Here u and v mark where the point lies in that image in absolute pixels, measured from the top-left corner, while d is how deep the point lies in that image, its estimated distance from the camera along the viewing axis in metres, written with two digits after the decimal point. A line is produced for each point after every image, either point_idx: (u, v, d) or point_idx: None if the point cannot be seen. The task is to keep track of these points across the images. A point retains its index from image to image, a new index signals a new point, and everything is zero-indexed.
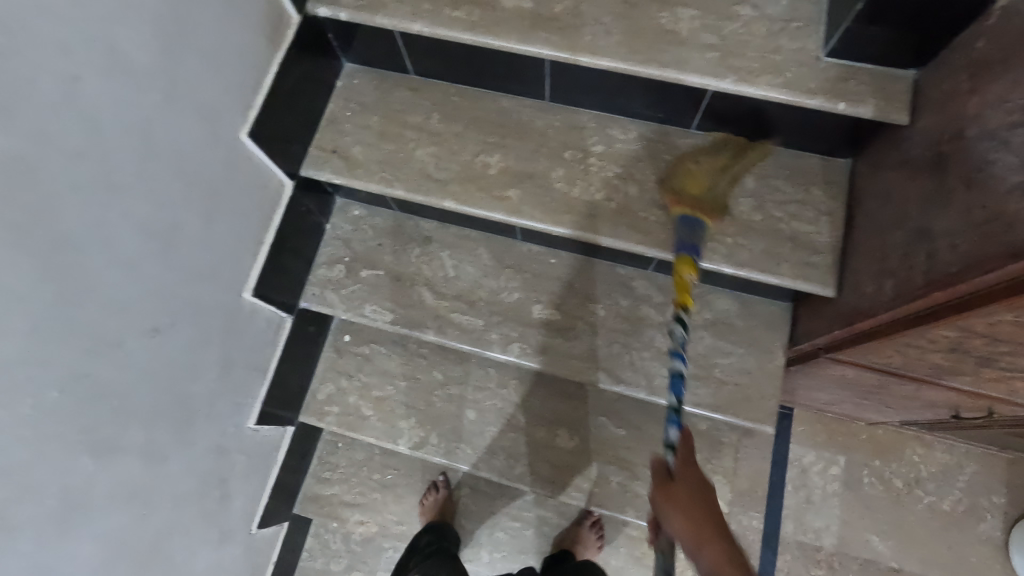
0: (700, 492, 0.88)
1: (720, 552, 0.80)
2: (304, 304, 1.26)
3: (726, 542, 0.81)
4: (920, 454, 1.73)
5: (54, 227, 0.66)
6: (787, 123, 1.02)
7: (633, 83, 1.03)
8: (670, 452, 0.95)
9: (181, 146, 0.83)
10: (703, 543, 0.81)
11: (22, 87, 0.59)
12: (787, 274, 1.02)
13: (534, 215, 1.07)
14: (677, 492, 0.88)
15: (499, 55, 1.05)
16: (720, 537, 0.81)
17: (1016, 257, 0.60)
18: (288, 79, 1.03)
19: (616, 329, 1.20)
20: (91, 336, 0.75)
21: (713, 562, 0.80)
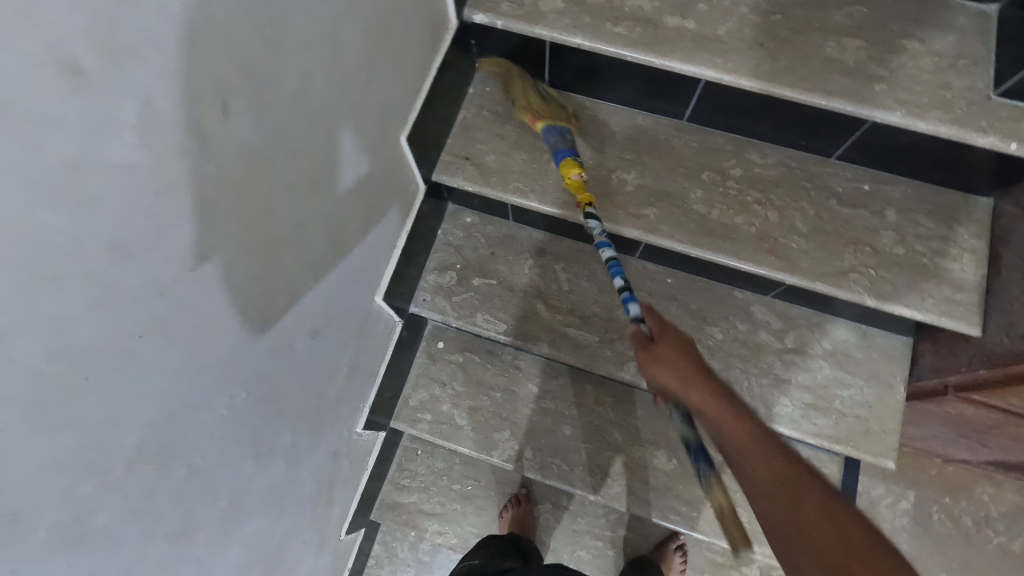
0: (682, 360, 0.78)
1: (719, 405, 0.72)
2: (414, 309, 1.25)
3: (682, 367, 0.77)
4: (989, 493, 1.74)
5: (272, 225, 0.64)
6: (938, 160, 1.01)
7: (785, 109, 1.02)
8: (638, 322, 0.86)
9: (363, 147, 0.81)
10: (683, 383, 0.76)
11: (276, 81, 0.58)
12: (932, 310, 1.00)
13: (672, 234, 1.07)
14: (659, 352, 0.80)
15: (649, 72, 1.04)
16: (729, 403, 0.72)
17: None
18: (440, 84, 1.03)
19: (734, 353, 1.19)
20: (276, 337, 0.73)
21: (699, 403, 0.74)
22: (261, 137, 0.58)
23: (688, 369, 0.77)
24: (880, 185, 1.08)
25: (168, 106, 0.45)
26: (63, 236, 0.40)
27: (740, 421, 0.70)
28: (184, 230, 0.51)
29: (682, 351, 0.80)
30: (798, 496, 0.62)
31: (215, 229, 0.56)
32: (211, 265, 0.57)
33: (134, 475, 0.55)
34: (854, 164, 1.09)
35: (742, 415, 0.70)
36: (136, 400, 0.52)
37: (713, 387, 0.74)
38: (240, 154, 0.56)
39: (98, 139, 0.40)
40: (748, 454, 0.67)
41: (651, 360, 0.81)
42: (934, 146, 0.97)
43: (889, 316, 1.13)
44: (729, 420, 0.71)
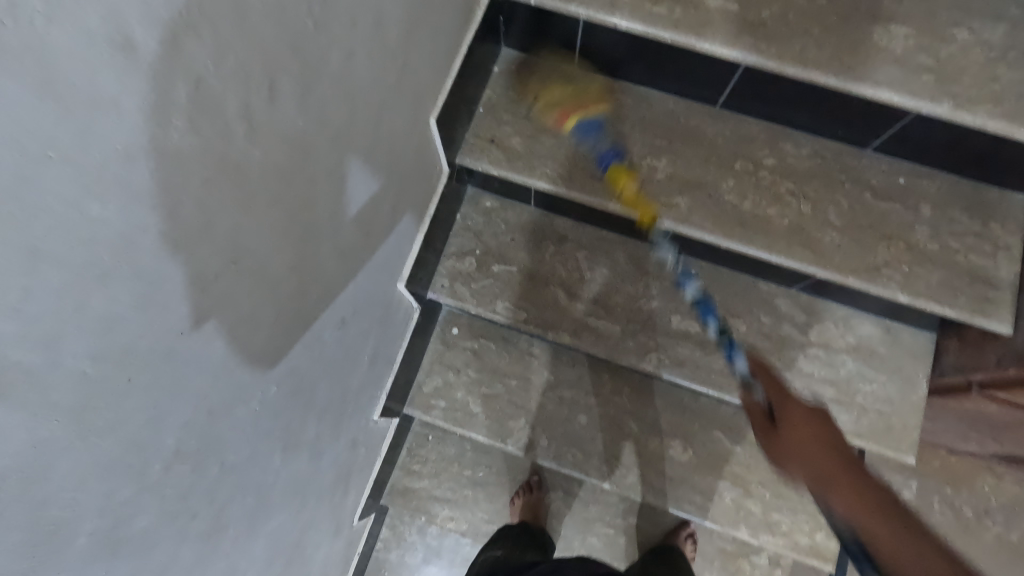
0: (818, 423, 0.77)
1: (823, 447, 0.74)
2: (433, 295, 1.21)
3: (815, 432, 0.75)
4: (991, 484, 1.76)
5: (308, 212, 0.61)
6: (979, 155, 0.98)
7: (826, 99, 0.99)
8: (751, 385, 0.88)
9: (396, 128, 0.78)
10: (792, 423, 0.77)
11: (321, 59, 0.54)
12: (964, 308, 0.99)
13: (703, 225, 1.04)
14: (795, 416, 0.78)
15: (687, 56, 1.00)
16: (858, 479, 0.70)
17: None
18: (470, 63, 0.99)
19: (758, 346, 1.17)
20: (306, 327, 0.70)
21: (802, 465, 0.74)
22: (304, 119, 0.54)
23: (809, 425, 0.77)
24: (916, 178, 1.06)
25: (218, 87, 0.42)
26: (116, 231, 0.37)
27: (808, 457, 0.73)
28: (226, 220, 0.48)
29: (801, 409, 0.79)
30: (903, 528, 0.64)
31: (255, 219, 0.52)
32: (251, 255, 0.54)
33: (173, 476, 0.52)
34: (890, 156, 1.07)
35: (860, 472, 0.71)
36: (176, 399, 0.49)
37: (814, 449, 0.74)
38: (282, 138, 0.52)
39: (151, 124, 0.37)
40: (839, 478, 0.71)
41: (780, 439, 0.78)
42: (977, 141, 0.95)
43: (916, 312, 1.12)
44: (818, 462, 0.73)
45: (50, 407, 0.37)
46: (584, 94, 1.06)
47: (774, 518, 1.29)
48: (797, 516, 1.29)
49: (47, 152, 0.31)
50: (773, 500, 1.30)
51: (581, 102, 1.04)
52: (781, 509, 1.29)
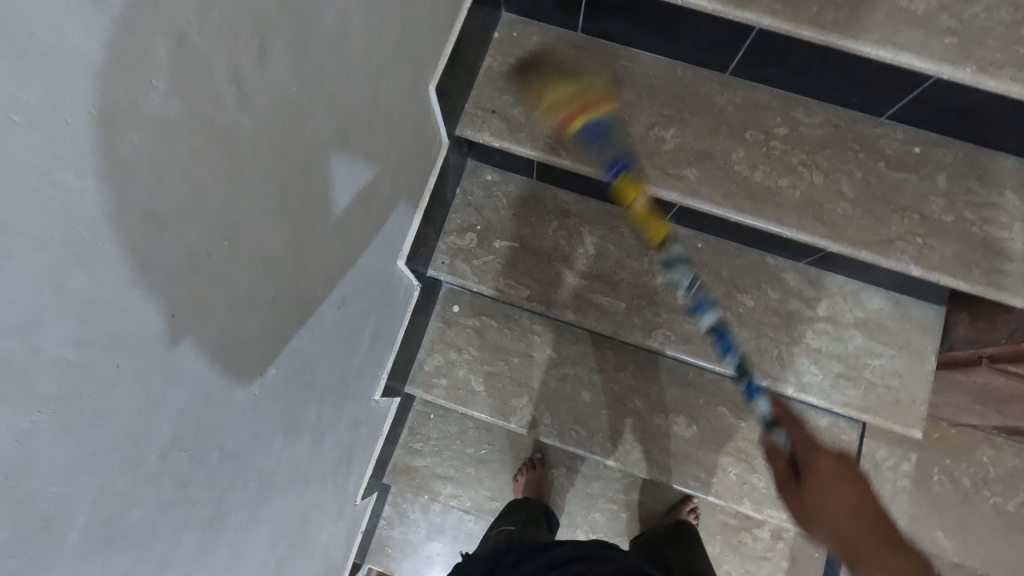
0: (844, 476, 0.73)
1: (842, 481, 0.72)
2: (433, 272, 1.18)
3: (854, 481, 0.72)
4: (989, 456, 1.77)
5: (305, 185, 0.57)
6: (999, 123, 0.95)
7: (842, 63, 0.95)
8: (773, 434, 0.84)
9: (395, 97, 0.74)
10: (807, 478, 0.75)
11: (314, 16, 0.50)
12: (979, 282, 0.97)
13: (712, 198, 1.01)
14: (822, 465, 0.75)
15: (698, 19, 0.95)
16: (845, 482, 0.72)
17: None
18: (470, 28, 0.94)
19: (765, 321, 1.15)
20: (306, 307, 0.67)
21: (840, 497, 0.71)
22: (298, 83, 0.51)
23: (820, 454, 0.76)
24: (932, 148, 1.02)
25: (203, 45, 0.38)
26: (95, 204, 0.34)
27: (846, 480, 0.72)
28: (217, 193, 0.44)
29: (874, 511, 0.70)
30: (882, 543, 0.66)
31: (248, 192, 0.49)
32: (245, 232, 0.50)
33: (170, 464, 0.50)
34: (905, 125, 1.03)
35: (867, 491, 0.71)
36: (170, 385, 0.46)
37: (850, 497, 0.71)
38: (275, 104, 0.48)
39: (127, 84, 0.33)
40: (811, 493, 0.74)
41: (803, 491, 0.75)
42: (998, 108, 0.92)
43: (927, 285, 1.10)
44: (836, 494, 0.71)
45: (32, 398, 0.34)
46: (588, 97, 1.00)
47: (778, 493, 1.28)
48: None
49: (10, 113, 0.28)
50: None
51: (587, 101, 0.99)
52: None
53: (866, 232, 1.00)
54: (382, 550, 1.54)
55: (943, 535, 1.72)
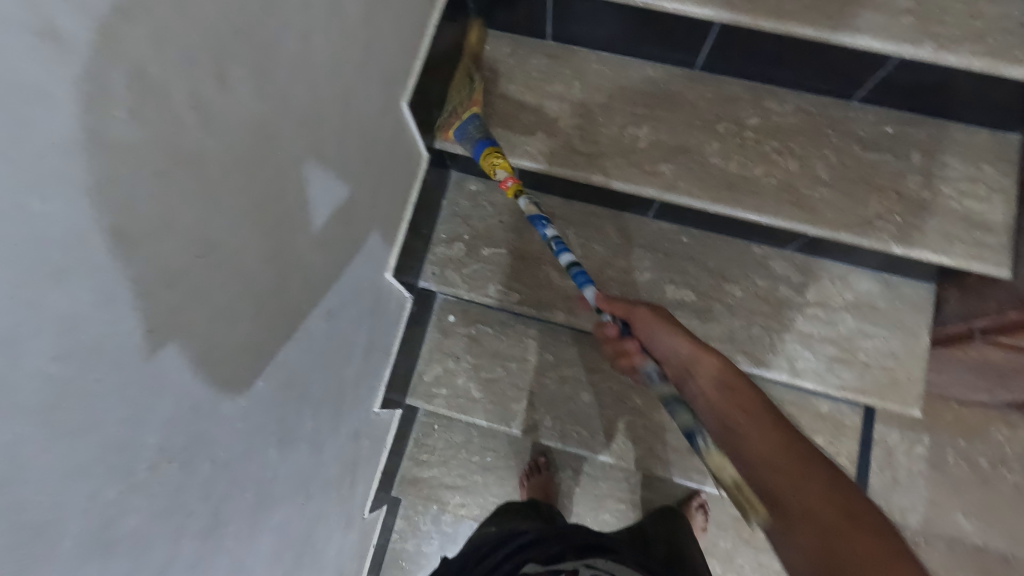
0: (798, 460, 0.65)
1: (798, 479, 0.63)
2: (424, 283, 1.21)
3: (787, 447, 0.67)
4: (1005, 434, 1.75)
5: (279, 202, 0.60)
6: (968, 96, 0.96)
7: (805, 51, 0.97)
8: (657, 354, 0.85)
9: (366, 115, 0.77)
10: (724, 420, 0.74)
11: (272, 41, 0.53)
12: (961, 255, 0.98)
13: (690, 191, 1.03)
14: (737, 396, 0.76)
15: (662, 18, 0.98)
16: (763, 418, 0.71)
17: None
18: (441, 44, 0.98)
19: (755, 310, 1.16)
20: (291, 320, 0.70)
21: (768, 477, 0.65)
22: (262, 105, 0.54)
23: (743, 387, 0.76)
24: (906, 126, 1.03)
25: (160, 75, 0.41)
26: (66, 227, 0.37)
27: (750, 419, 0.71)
28: (188, 213, 0.47)
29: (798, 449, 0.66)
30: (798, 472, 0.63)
31: (220, 209, 0.52)
32: (221, 249, 0.53)
33: (160, 474, 0.52)
34: (877, 106, 1.04)
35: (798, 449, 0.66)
36: (155, 398, 0.49)
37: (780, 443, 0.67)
38: (240, 126, 0.51)
39: (87, 115, 0.36)
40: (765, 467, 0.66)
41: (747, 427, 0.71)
42: (965, 83, 0.94)
43: (913, 263, 1.10)
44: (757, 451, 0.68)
45: (16, 411, 0.36)
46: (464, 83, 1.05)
47: None
48: None
49: None
50: None
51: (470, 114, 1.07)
52: None
53: (846, 212, 1.01)
54: (396, 563, 1.55)
55: (963, 518, 1.70)
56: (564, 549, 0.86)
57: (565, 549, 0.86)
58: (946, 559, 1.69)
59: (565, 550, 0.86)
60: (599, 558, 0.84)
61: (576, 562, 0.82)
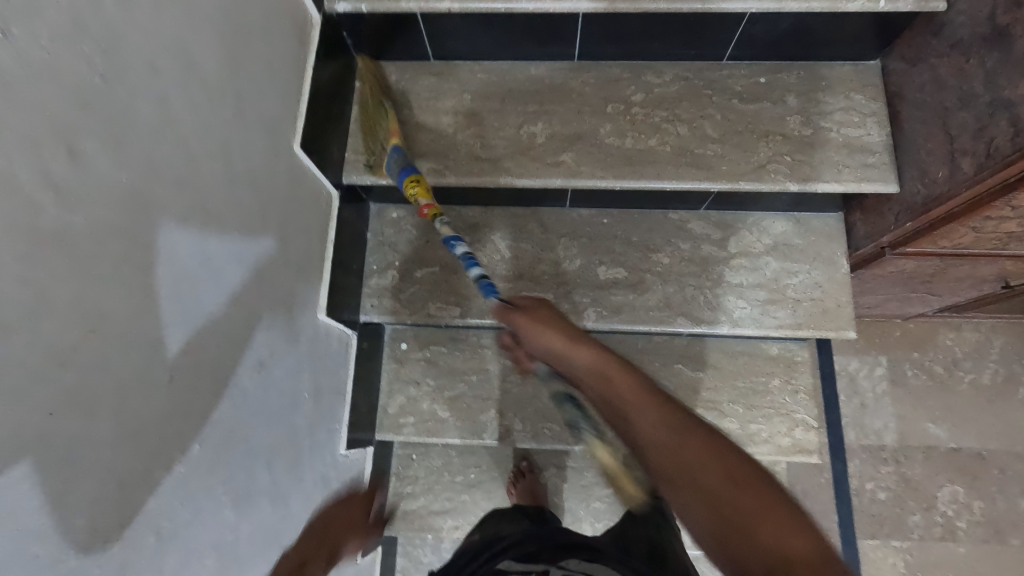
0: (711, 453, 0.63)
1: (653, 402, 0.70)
2: (366, 316, 1.22)
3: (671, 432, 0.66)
4: (953, 337, 1.84)
5: (172, 264, 0.61)
6: (820, 34, 1.04)
7: (666, 22, 1.02)
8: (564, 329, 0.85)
9: (253, 165, 0.78)
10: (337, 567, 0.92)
11: (124, 110, 0.54)
12: (852, 179, 1.05)
13: (592, 173, 1.07)
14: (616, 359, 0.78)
15: (528, 19, 1.02)
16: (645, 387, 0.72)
17: None
18: (324, 83, 0.99)
19: (684, 272, 1.21)
20: (216, 379, 0.70)
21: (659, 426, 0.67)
22: (128, 173, 0.55)
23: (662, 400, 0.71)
24: (775, 74, 1.10)
25: (1, 162, 0.42)
26: None
27: (658, 426, 0.66)
28: (68, 292, 0.48)
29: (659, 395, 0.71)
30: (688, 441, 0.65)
31: (106, 283, 0.52)
32: (116, 321, 0.54)
33: (96, 553, 0.52)
34: (747, 61, 1.11)
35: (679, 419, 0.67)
36: (72, 480, 0.49)
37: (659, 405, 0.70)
38: (109, 198, 0.52)
39: None
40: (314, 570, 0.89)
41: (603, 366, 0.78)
42: (815, 23, 1.01)
43: (815, 197, 1.17)
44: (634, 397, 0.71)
45: None
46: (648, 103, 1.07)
47: (754, 430, 1.32)
48: (774, 422, 1.32)
49: None
50: (748, 413, 1.33)
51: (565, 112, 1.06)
52: (756, 419, 1.32)
53: (740, 163, 1.06)
54: None
55: (931, 424, 1.78)
56: (541, 548, 0.89)
57: (542, 548, 0.88)
58: (927, 468, 1.76)
59: (541, 548, 0.89)
60: (573, 558, 0.86)
61: (548, 567, 0.85)
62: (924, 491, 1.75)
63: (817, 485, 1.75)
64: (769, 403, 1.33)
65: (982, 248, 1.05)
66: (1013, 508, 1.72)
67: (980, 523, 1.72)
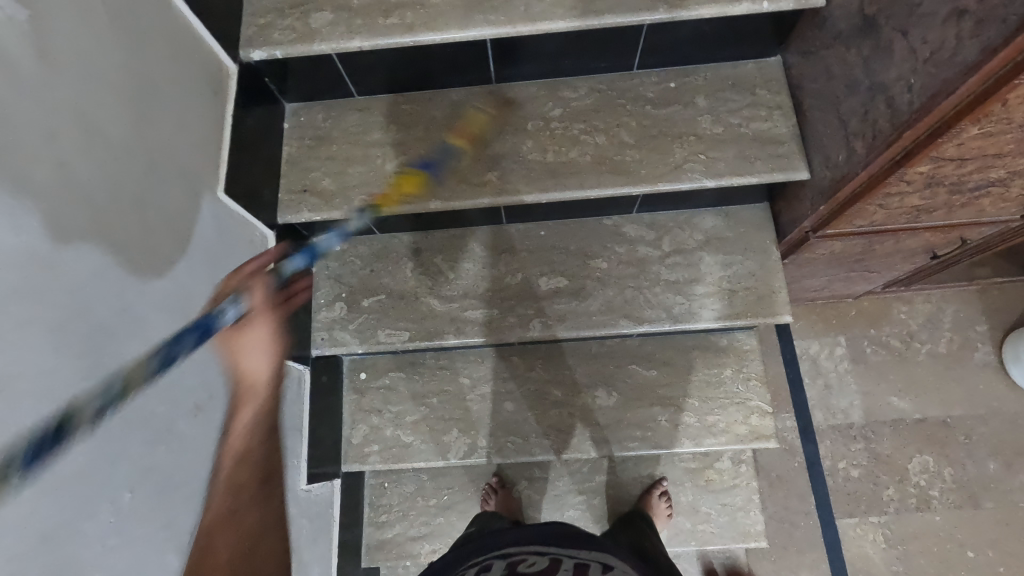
0: None
1: None
2: (317, 350, 1.24)
3: None
4: (906, 310, 1.89)
5: (86, 320, 0.64)
6: (717, 38, 1.09)
7: (570, 40, 1.07)
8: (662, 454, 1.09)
9: (173, 215, 0.81)
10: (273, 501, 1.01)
11: (19, 179, 0.57)
12: (764, 170, 1.09)
13: (518, 189, 1.11)
14: None
15: (437, 50, 1.07)
16: None
17: (954, 90, 0.73)
18: (246, 129, 1.02)
19: (622, 275, 1.24)
20: (146, 426, 0.72)
21: None
22: (26, 239, 0.57)
23: None
24: (683, 79, 1.15)
25: None
26: None
27: None
28: None
29: None
30: None
31: (6, 347, 0.54)
32: (25, 381, 0.56)
33: None
34: (656, 68, 1.16)
35: None
36: None
37: None
38: (8, 263, 0.55)
39: None
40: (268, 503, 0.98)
41: None
42: (710, 28, 1.06)
43: (738, 191, 1.22)
44: None
45: None
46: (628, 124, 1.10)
47: (711, 421, 1.34)
48: (730, 411, 1.35)
49: None
50: (704, 405, 1.36)
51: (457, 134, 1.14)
52: (712, 410, 1.35)
53: (658, 166, 1.11)
54: None
55: (895, 397, 1.82)
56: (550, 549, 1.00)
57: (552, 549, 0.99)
58: (895, 441, 1.79)
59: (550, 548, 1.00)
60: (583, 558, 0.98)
61: (564, 554, 0.99)
62: (895, 464, 1.77)
63: (791, 470, 1.78)
64: (723, 393, 1.36)
65: (896, 223, 1.10)
66: (983, 471, 1.75)
67: (953, 490, 1.74)
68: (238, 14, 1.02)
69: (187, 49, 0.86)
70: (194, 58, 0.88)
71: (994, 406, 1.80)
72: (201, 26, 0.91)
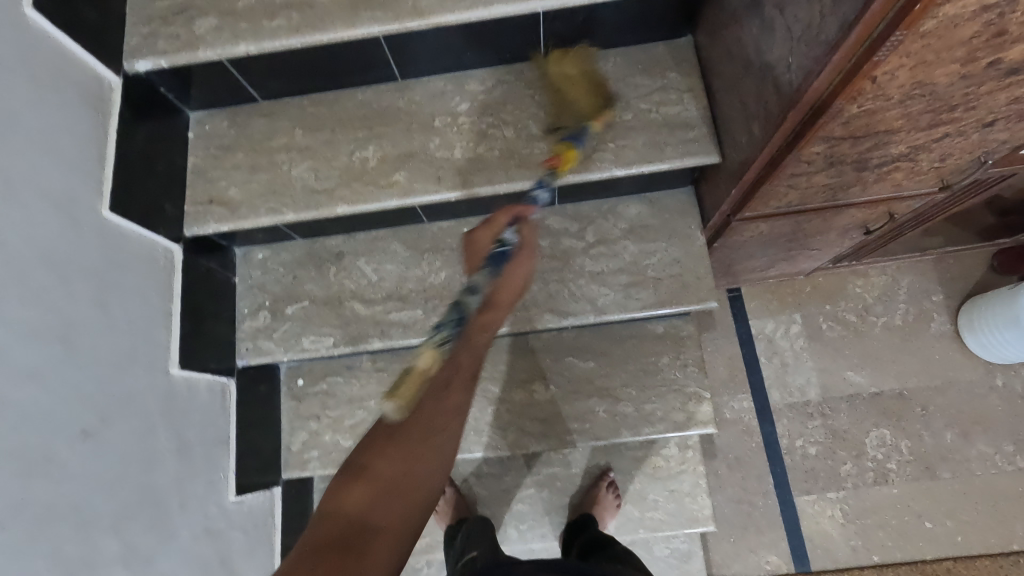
0: None
1: None
2: (242, 361, 1.23)
3: None
4: (862, 284, 1.87)
5: None
6: (618, 22, 1.07)
7: (467, 33, 1.04)
8: None
9: (43, 240, 0.79)
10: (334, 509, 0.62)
11: None
12: (674, 156, 1.07)
13: (426, 189, 1.09)
14: None
15: (331, 50, 1.04)
16: None
17: (826, 65, 0.70)
18: (137, 143, 1.00)
19: (546, 269, 1.22)
20: (16, 457, 0.71)
21: None
22: None
23: None
24: None
25: None
26: None
27: None
28: None
29: None
30: None
31: None
32: None
33: None
34: None
35: None
36: None
37: None
38: None
39: None
40: (374, 470, 0.65)
41: None
42: (608, 13, 1.04)
43: (657, 177, 1.19)
44: None
45: None
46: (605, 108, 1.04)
47: (649, 410, 1.33)
48: (667, 399, 1.34)
49: None
50: (642, 394, 1.34)
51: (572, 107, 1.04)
52: (650, 399, 1.34)
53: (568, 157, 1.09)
54: None
55: (851, 372, 1.81)
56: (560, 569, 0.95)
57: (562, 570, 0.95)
58: (852, 417, 1.78)
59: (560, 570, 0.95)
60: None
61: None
62: (853, 440, 1.76)
63: (748, 450, 1.78)
64: (661, 381, 1.35)
65: (812, 203, 1.08)
66: (940, 441, 1.74)
67: (911, 463, 1.73)
68: (120, 26, 1.00)
69: (52, 68, 0.84)
70: (63, 76, 0.86)
71: (950, 376, 1.79)
72: (72, 43, 0.89)
